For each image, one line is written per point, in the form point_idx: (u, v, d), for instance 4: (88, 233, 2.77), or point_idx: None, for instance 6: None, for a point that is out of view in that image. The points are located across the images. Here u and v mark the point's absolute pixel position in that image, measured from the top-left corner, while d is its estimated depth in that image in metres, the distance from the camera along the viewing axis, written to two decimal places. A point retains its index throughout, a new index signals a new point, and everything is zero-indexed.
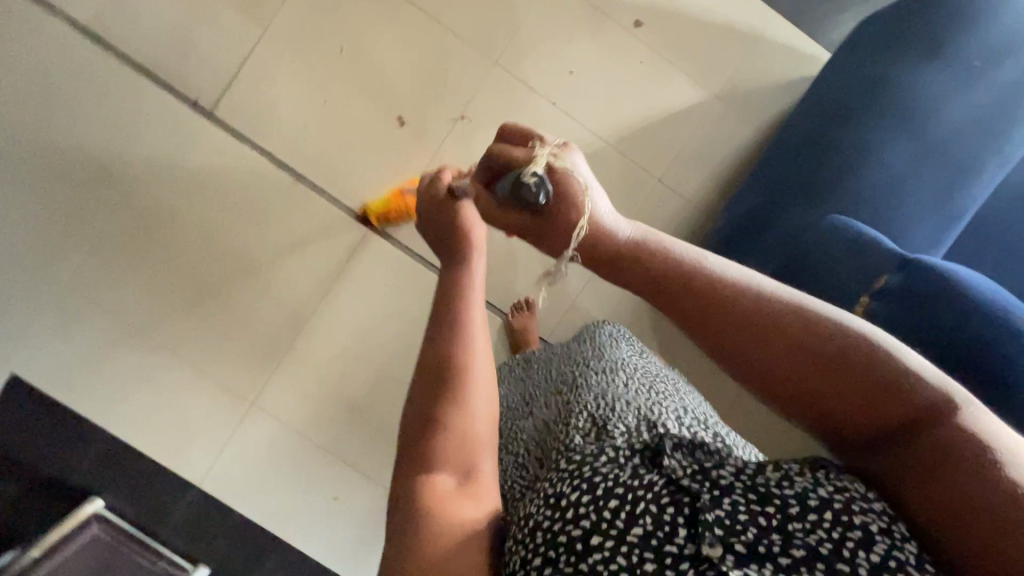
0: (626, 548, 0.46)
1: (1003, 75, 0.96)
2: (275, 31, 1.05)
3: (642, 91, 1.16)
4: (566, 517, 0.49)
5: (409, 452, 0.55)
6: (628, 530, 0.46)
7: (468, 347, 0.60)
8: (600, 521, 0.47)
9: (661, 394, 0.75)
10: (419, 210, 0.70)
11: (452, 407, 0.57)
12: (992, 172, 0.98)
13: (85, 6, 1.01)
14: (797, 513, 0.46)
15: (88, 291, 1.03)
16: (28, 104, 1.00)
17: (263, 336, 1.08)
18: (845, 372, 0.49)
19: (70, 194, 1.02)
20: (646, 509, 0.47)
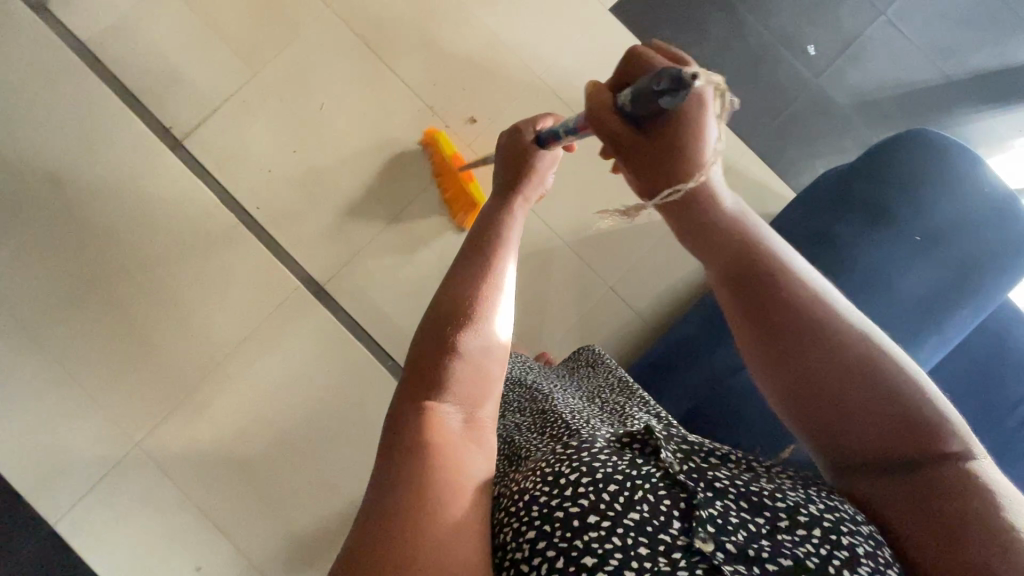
0: (622, 531, 0.46)
1: (957, 249, 0.88)
2: (278, 138, 1.16)
3: (609, 190, 1.18)
4: (563, 495, 0.48)
5: (413, 375, 0.55)
6: (626, 513, 0.47)
7: (490, 282, 0.63)
8: (598, 503, 0.47)
9: (640, 404, 0.76)
10: (500, 143, 0.81)
11: (467, 335, 0.57)
12: (953, 333, 0.89)
13: (121, 64, 1.15)
14: (786, 526, 0.49)
15: (46, 322, 1.06)
16: (42, 134, 1.10)
17: (203, 399, 1.07)
18: (874, 396, 0.51)
19: (49, 228, 1.08)
20: (644, 497, 0.48)
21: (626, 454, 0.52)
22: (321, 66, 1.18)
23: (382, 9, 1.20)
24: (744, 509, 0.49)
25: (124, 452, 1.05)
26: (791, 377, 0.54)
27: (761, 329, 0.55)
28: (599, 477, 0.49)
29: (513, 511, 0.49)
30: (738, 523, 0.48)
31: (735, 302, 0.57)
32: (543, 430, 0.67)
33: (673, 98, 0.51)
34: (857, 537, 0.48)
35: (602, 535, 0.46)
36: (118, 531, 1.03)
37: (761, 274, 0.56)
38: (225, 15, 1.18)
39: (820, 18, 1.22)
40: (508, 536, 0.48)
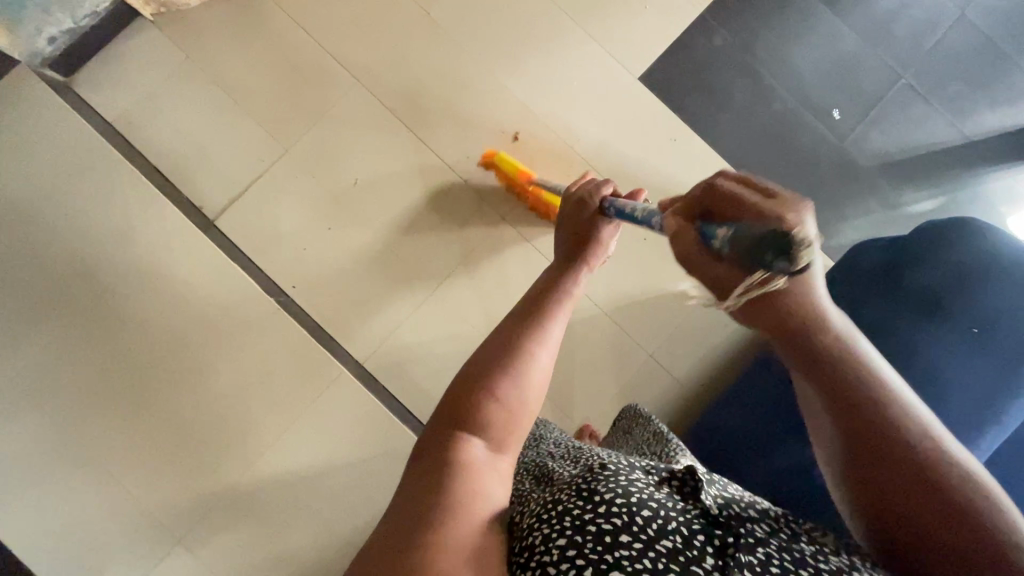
0: (654, 553, 0.48)
1: (1006, 331, 0.89)
2: (312, 216, 1.15)
3: (643, 259, 1.19)
4: (599, 510, 0.51)
5: (447, 402, 0.61)
6: (658, 539, 0.49)
7: (536, 346, 0.66)
8: (633, 523, 0.50)
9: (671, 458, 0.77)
10: (563, 210, 0.89)
11: (509, 376, 0.62)
12: (1011, 415, 0.89)
13: (152, 147, 1.14)
14: None
15: (78, 416, 1.04)
16: (71, 221, 1.09)
17: (242, 488, 1.05)
18: (941, 516, 0.50)
19: (81, 317, 1.07)
20: (677, 529, 0.51)
21: (665, 491, 0.56)
22: (353, 143, 1.18)
23: (413, 84, 1.20)
24: (786, 561, 0.50)
25: (164, 548, 1.02)
26: (865, 485, 0.54)
27: (844, 436, 0.55)
28: (633, 501, 0.52)
29: (546, 517, 0.52)
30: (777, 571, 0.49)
31: (814, 408, 0.58)
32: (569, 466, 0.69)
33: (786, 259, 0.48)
34: None
35: (635, 554, 0.48)
36: None
37: (852, 390, 0.55)
38: (259, 93, 1.17)
39: (842, 83, 1.24)
40: (537, 539, 0.50)
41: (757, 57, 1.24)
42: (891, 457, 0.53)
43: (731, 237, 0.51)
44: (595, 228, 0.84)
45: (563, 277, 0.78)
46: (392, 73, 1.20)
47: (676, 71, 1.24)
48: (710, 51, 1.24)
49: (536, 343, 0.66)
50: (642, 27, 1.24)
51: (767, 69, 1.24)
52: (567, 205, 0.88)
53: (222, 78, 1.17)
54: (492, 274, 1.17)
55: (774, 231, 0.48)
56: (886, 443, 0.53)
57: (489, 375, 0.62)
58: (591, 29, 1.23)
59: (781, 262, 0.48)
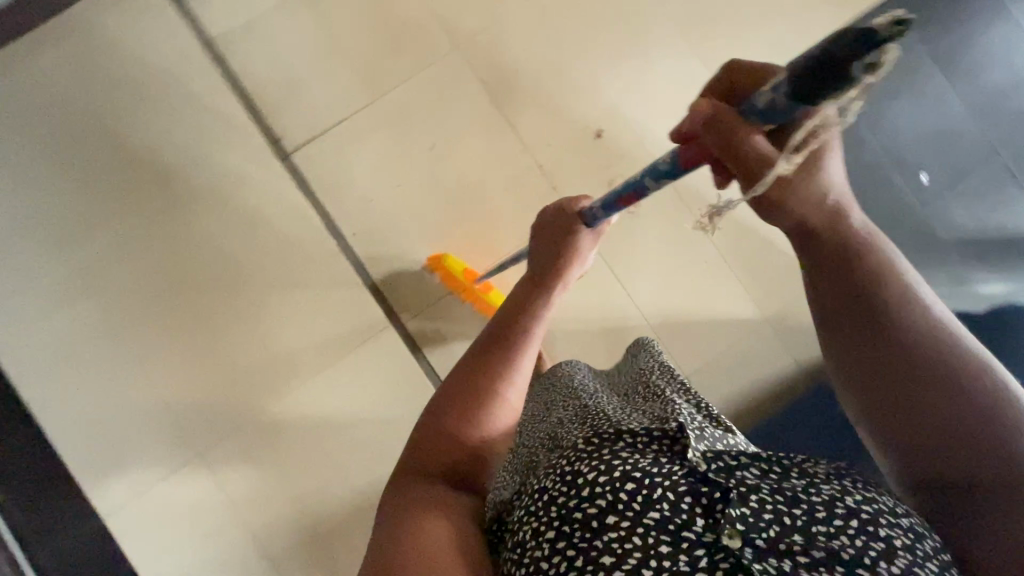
0: (642, 530, 0.48)
1: None
2: (386, 169, 1.17)
3: (699, 280, 1.19)
4: (583, 495, 0.50)
5: (415, 452, 0.64)
6: (645, 513, 0.48)
7: (493, 400, 0.66)
8: (616, 500, 0.49)
9: (674, 388, 0.73)
10: (539, 217, 0.78)
11: (462, 425, 0.65)
12: None
13: (246, 69, 1.16)
14: (824, 518, 0.48)
15: (128, 315, 1.07)
16: (157, 126, 1.11)
17: (269, 416, 1.08)
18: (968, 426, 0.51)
19: (148, 221, 1.09)
20: (664, 496, 0.49)
21: (648, 453, 0.53)
22: (440, 105, 1.19)
23: (508, 59, 1.20)
24: (779, 503, 0.49)
25: (184, 457, 1.05)
26: (897, 396, 0.53)
27: (863, 358, 0.55)
28: (617, 475, 0.50)
29: (535, 511, 0.52)
30: (770, 518, 0.48)
31: (835, 319, 0.56)
32: (572, 422, 0.67)
33: (866, 69, 0.39)
34: (895, 530, 0.49)
35: (623, 534, 0.48)
36: (163, 539, 1.03)
37: (874, 294, 0.54)
38: (358, 38, 1.18)
39: (936, 146, 1.22)
40: (527, 535, 0.52)
41: (856, 102, 1.22)
42: (916, 363, 0.52)
43: (787, 79, 0.44)
44: (569, 241, 0.75)
45: (535, 307, 0.73)
46: (491, 44, 1.20)
47: None
48: None
49: (491, 396, 0.67)
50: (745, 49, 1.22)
51: (861, 117, 1.22)
52: (545, 217, 0.77)
53: (325, 16, 1.18)
54: None
55: (857, 30, 0.37)
56: (919, 350, 0.53)
57: (451, 421, 0.65)
58: (695, 42, 1.22)
59: (863, 66, 0.39)
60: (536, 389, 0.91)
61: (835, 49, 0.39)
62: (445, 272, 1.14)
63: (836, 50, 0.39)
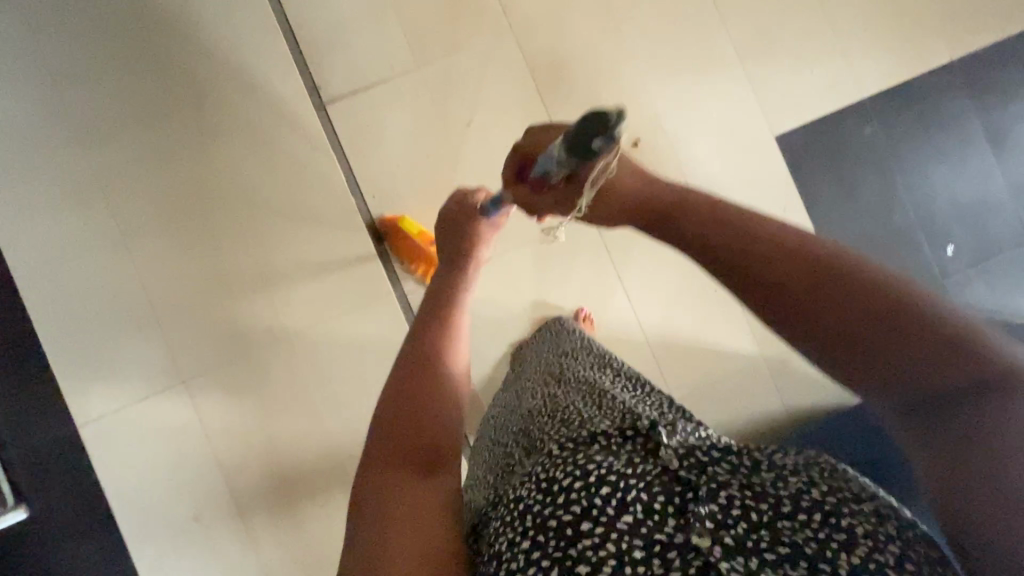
0: (615, 536, 0.48)
1: None
2: (419, 138, 1.16)
3: (705, 309, 1.19)
4: (557, 502, 0.51)
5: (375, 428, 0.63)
6: (618, 518, 0.49)
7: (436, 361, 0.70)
8: (591, 508, 0.50)
9: (643, 390, 0.77)
10: (444, 209, 0.88)
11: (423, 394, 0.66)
12: None
13: (298, 10, 1.14)
14: (788, 512, 0.48)
15: (139, 233, 1.07)
16: (199, 49, 1.09)
17: (261, 358, 1.10)
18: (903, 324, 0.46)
19: (174, 144, 1.08)
20: (636, 499, 0.49)
21: (623, 454, 0.55)
22: (486, 86, 1.18)
23: (563, 52, 1.19)
24: (747, 499, 0.49)
25: (170, 382, 1.07)
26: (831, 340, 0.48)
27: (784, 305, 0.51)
28: (592, 481, 0.51)
29: (511, 520, 0.53)
30: (738, 514, 0.48)
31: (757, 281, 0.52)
32: (551, 414, 0.69)
33: (604, 141, 0.60)
34: (856, 518, 0.47)
35: (596, 541, 0.48)
36: (137, 457, 1.05)
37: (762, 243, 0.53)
38: (416, 1, 1.16)
39: (970, 221, 1.21)
40: (504, 545, 0.52)
41: (901, 163, 1.20)
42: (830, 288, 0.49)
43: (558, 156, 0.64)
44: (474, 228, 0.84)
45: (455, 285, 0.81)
46: (546, 32, 1.19)
47: (817, 143, 1.20)
48: (859, 138, 1.20)
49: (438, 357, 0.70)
50: (800, 88, 1.20)
51: (904, 178, 1.20)
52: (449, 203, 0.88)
53: None
54: (561, 263, 1.17)
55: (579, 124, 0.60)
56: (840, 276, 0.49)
57: (411, 399, 0.65)
58: (752, 70, 1.20)
59: (604, 139, 0.59)
60: (520, 376, 0.93)
61: (583, 130, 0.60)
62: (399, 232, 1.13)
63: (584, 135, 0.60)
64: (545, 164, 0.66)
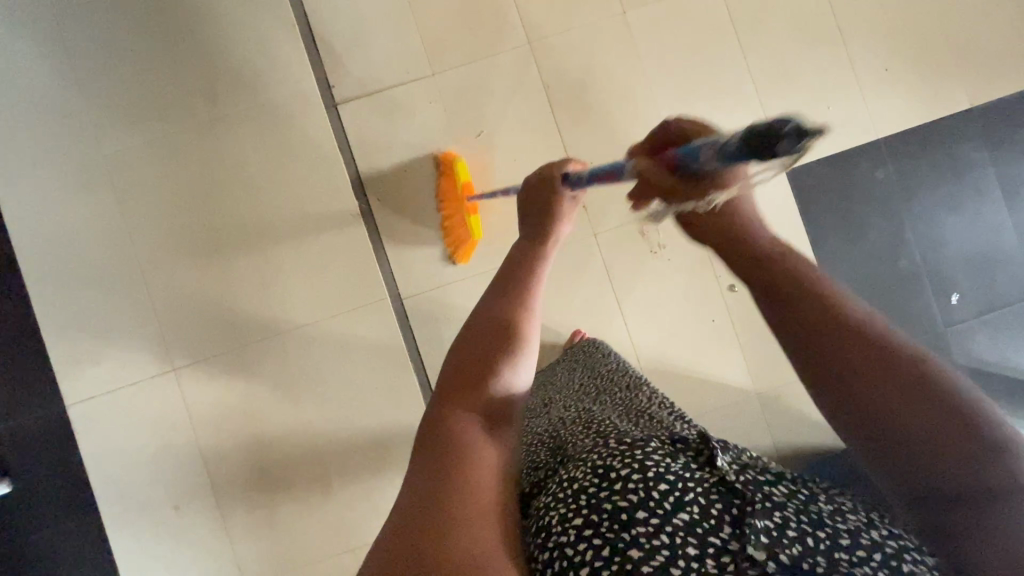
0: (671, 527, 0.49)
1: None
2: (428, 146, 1.17)
3: (701, 339, 1.18)
4: (612, 489, 0.52)
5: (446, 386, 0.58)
6: (675, 513, 0.50)
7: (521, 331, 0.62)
8: (647, 499, 0.51)
9: (670, 410, 0.78)
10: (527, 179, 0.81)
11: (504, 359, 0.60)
12: None
13: (320, 13, 1.15)
14: (846, 544, 0.48)
15: (142, 218, 1.08)
16: (216, 40, 1.09)
17: (252, 353, 1.10)
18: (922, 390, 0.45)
19: (185, 132, 1.09)
20: (693, 501, 0.51)
21: (680, 460, 0.56)
22: (497, 98, 1.18)
23: (577, 68, 1.18)
24: (803, 523, 0.50)
25: (162, 369, 1.08)
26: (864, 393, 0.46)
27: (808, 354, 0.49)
28: (650, 476, 0.52)
29: (563, 498, 0.54)
30: (793, 536, 0.48)
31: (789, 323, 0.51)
32: (586, 421, 0.71)
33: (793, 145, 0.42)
34: (918, 565, 0.47)
35: (651, 530, 0.49)
36: (123, 441, 1.06)
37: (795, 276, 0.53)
38: (437, 9, 1.17)
39: (977, 274, 1.19)
40: (554, 519, 0.52)
41: (911, 209, 1.19)
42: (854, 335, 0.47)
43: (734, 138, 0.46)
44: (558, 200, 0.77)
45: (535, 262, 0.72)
46: (565, 50, 1.18)
47: (827, 182, 1.19)
48: (870, 181, 1.19)
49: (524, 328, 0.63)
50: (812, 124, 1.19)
51: (912, 225, 1.19)
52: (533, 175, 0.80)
53: None
54: (558, 280, 1.17)
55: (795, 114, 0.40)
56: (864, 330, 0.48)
57: (480, 368, 0.59)
58: (768, 103, 1.19)
59: (792, 144, 0.41)
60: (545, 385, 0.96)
61: (772, 123, 0.42)
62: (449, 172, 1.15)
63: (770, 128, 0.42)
64: (702, 142, 0.51)
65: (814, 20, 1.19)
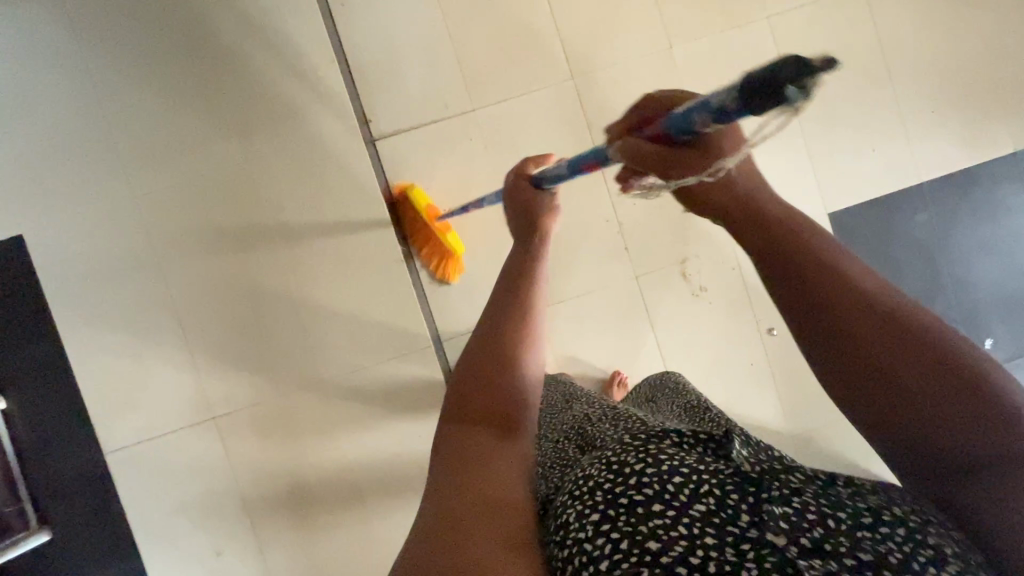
0: (689, 521, 0.45)
1: None
2: (467, 184, 1.13)
3: (740, 382, 1.18)
4: (629, 482, 0.48)
5: (455, 401, 0.59)
6: (692, 505, 0.46)
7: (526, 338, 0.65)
8: (664, 492, 0.47)
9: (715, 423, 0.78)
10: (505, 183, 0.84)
11: (503, 358, 0.62)
12: None
13: (354, 44, 1.11)
14: (869, 523, 0.45)
15: (175, 260, 1.04)
16: (248, 73, 1.04)
17: (290, 396, 1.09)
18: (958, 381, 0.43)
19: (215, 170, 1.05)
20: (710, 490, 0.47)
21: (693, 453, 0.52)
22: (540, 135, 1.14)
23: (619, 104, 1.15)
24: (823, 505, 0.46)
25: (199, 415, 1.06)
26: (863, 390, 0.46)
27: (834, 354, 0.47)
28: (664, 469, 0.49)
29: (579, 494, 0.51)
30: (814, 520, 0.45)
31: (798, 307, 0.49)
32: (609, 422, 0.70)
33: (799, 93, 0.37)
34: (944, 537, 0.44)
35: (669, 522, 0.45)
36: (163, 487, 1.05)
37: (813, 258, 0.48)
38: (476, 40, 1.12)
39: (1008, 317, 1.20)
40: (572, 516, 0.49)
41: (947, 250, 1.19)
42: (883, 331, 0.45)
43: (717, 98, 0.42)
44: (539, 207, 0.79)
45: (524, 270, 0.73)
46: (607, 85, 1.15)
47: (868, 223, 1.18)
48: (909, 223, 1.18)
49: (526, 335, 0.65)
50: (858, 169, 1.18)
51: (948, 267, 1.19)
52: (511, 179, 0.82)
53: (448, 8, 1.12)
54: (599, 322, 1.16)
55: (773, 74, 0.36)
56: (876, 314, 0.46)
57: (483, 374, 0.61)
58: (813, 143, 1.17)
59: (799, 90, 0.36)
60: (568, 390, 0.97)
61: (773, 77, 0.36)
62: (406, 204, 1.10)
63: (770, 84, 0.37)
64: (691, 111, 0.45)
65: (861, 59, 1.17)
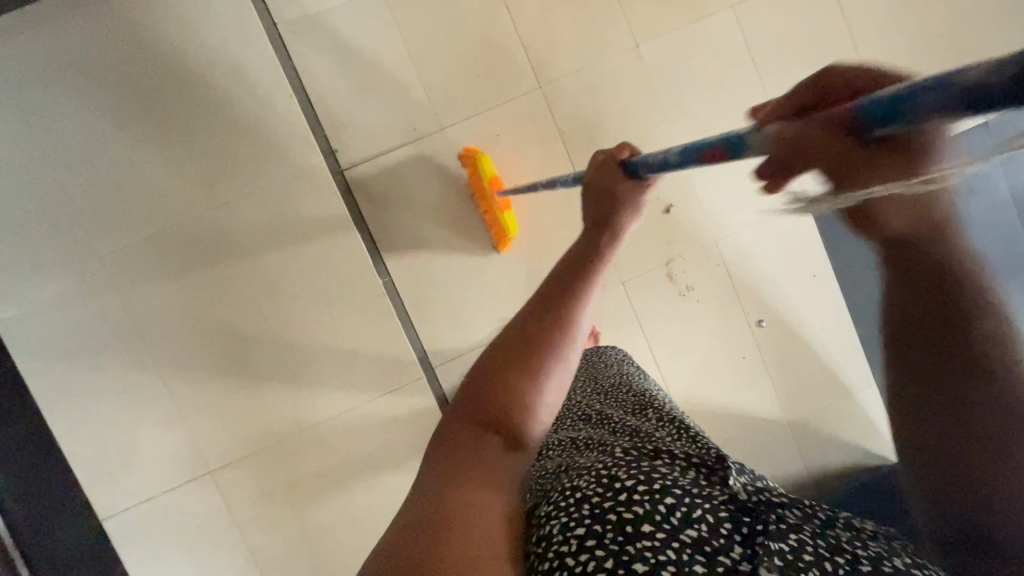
0: (677, 544, 0.43)
1: None
2: (443, 207, 1.11)
3: (736, 377, 1.19)
4: (617, 499, 0.46)
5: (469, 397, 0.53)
6: (682, 528, 0.43)
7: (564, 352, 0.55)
8: (653, 512, 0.44)
9: None
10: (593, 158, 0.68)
11: (532, 372, 0.53)
12: None
13: (310, 74, 1.06)
14: (865, 567, 0.43)
15: (150, 319, 1.01)
16: (203, 116, 1.00)
17: (286, 443, 1.07)
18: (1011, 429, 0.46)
19: (181, 220, 1.01)
20: (702, 517, 0.44)
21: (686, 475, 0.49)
22: (513, 150, 1.11)
23: (591, 111, 1.13)
24: (820, 547, 0.44)
25: (195, 472, 1.04)
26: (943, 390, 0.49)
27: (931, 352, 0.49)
28: (656, 488, 0.46)
29: (563, 506, 0.47)
30: (808, 560, 0.43)
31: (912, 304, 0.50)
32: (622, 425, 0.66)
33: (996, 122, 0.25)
34: None
35: (656, 544, 0.43)
36: (167, 549, 1.03)
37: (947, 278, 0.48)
38: (438, 59, 1.08)
39: None
40: (555, 529, 0.45)
41: None
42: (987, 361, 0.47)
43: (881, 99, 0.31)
44: (617, 187, 0.64)
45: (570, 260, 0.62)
46: (577, 93, 1.12)
47: None
48: None
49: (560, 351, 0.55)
50: None
51: None
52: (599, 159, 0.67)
53: (405, 28, 1.07)
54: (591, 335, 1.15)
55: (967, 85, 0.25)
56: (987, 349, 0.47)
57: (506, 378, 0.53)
58: None
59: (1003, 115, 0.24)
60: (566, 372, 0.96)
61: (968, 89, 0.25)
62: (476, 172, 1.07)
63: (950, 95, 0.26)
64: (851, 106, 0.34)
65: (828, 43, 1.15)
